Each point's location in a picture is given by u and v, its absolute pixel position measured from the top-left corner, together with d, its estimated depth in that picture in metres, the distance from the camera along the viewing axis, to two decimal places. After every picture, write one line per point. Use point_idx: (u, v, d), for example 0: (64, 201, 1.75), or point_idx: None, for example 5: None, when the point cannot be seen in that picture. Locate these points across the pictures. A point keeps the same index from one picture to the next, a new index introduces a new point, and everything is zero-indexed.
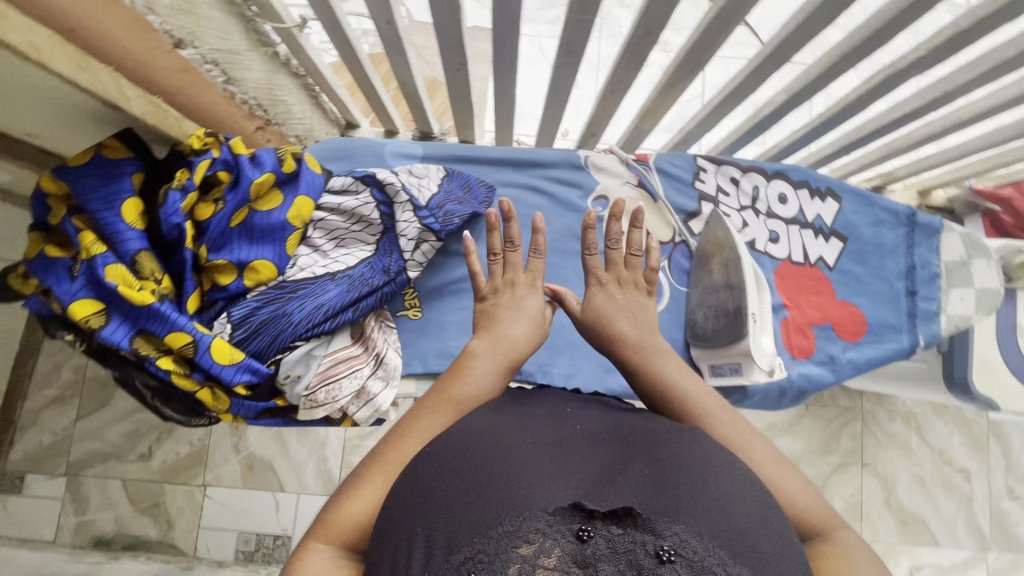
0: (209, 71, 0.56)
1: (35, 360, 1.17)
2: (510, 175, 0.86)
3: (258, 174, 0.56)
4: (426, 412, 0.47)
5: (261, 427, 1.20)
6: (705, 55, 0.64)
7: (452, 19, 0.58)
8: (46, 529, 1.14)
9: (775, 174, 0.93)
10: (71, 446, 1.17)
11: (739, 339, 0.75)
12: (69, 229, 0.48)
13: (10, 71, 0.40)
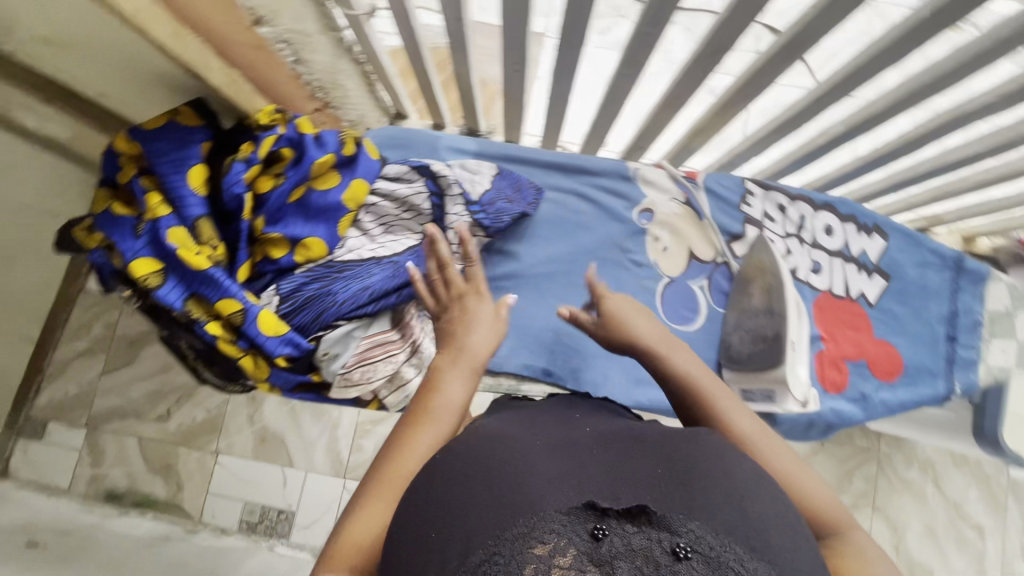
0: (280, 49, 0.57)
1: (69, 312, 1.22)
2: (558, 179, 0.86)
3: (321, 154, 0.59)
4: (415, 426, 0.47)
5: (277, 401, 1.22)
6: (767, 79, 0.65)
7: (521, 22, 0.59)
8: (61, 477, 1.17)
9: (824, 206, 0.90)
10: (94, 398, 1.21)
11: (775, 365, 0.77)
12: (137, 190, 0.50)
13: (115, 34, 0.43)
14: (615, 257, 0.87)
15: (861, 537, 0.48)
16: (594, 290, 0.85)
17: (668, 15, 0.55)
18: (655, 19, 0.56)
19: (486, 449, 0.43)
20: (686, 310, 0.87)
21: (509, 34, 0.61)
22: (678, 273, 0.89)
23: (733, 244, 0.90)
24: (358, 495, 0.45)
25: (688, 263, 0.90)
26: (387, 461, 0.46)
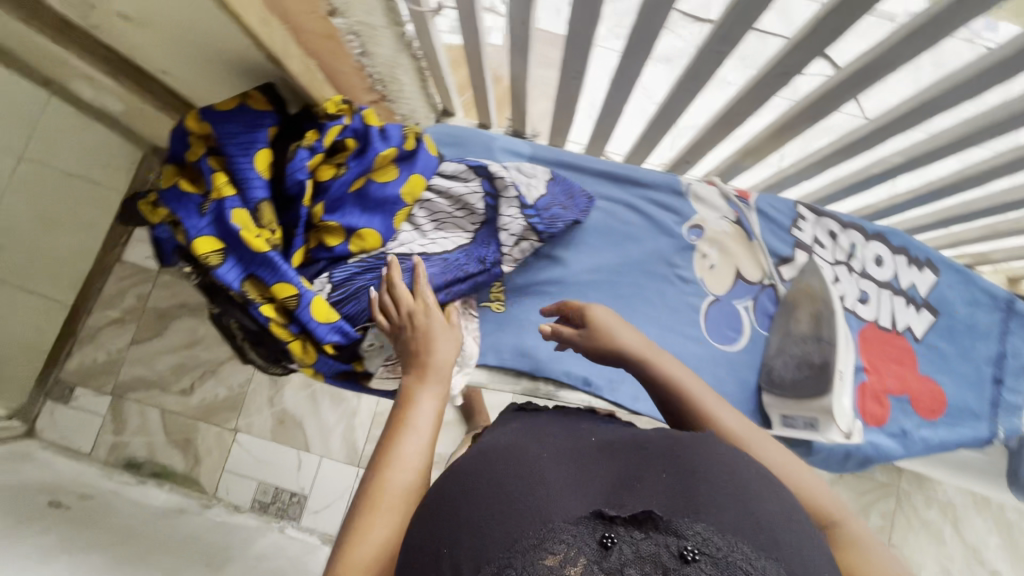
0: (349, 41, 0.57)
1: (103, 280, 1.26)
2: (611, 189, 0.85)
3: (384, 147, 0.60)
4: (395, 439, 0.48)
5: (298, 385, 1.23)
6: (833, 105, 0.64)
7: (588, 34, 0.60)
8: (84, 442, 1.20)
9: (876, 236, 0.88)
10: (121, 367, 1.23)
11: (821, 394, 0.81)
12: (205, 168, 0.53)
13: (214, 21, 0.45)
14: (660, 270, 0.87)
15: (857, 527, 0.50)
16: (636, 301, 0.85)
17: (740, 34, 0.56)
18: (726, 39, 0.57)
19: (483, 462, 0.44)
20: (728, 330, 0.87)
21: (574, 43, 0.62)
22: (724, 292, 0.88)
23: (781, 267, 0.88)
24: (355, 509, 0.44)
25: (734, 282, 0.88)
26: (379, 475, 0.45)
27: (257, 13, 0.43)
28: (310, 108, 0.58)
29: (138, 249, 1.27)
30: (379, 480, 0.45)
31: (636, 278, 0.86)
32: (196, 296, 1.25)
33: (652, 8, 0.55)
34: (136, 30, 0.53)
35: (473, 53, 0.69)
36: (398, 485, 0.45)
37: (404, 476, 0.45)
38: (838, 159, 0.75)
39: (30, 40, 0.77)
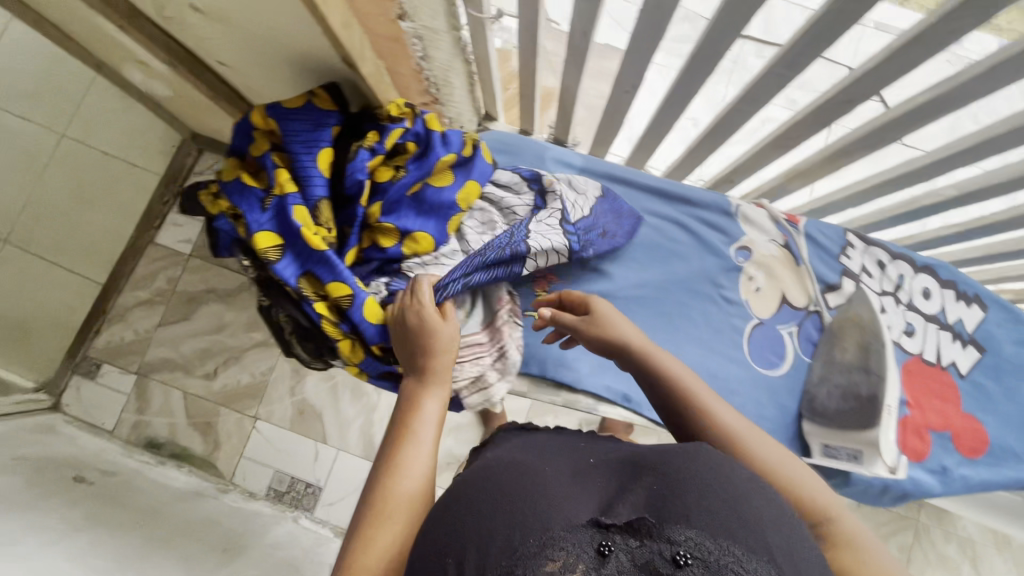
0: (413, 45, 0.58)
1: (136, 261, 1.27)
2: (659, 205, 0.87)
3: (444, 152, 0.63)
4: (400, 444, 0.48)
5: (320, 377, 1.24)
6: (895, 133, 0.65)
7: (648, 54, 0.61)
8: (107, 419, 1.21)
9: (923, 267, 0.89)
10: (147, 348, 1.25)
11: (869, 426, 0.80)
12: (270, 165, 0.57)
13: (304, 21, 0.46)
14: (706, 291, 0.87)
15: (851, 524, 0.50)
16: (680, 320, 0.85)
17: (809, 60, 0.57)
18: (795, 58, 0.59)
19: (483, 480, 0.45)
20: (771, 355, 0.86)
21: (633, 59, 0.63)
22: (769, 316, 0.87)
23: (828, 295, 0.88)
24: (359, 521, 0.44)
25: (779, 307, 0.88)
26: (383, 484, 0.45)
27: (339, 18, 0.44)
28: (372, 111, 0.62)
29: (171, 232, 1.29)
30: (384, 490, 0.45)
31: (681, 296, 0.86)
32: (225, 282, 1.27)
33: (726, 28, 0.57)
34: (213, 25, 0.54)
35: (530, 62, 0.70)
36: (403, 493, 0.45)
37: (410, 485, 0.46)
38: (889, 186, 0.74)
39: (88, 23, 0.78)
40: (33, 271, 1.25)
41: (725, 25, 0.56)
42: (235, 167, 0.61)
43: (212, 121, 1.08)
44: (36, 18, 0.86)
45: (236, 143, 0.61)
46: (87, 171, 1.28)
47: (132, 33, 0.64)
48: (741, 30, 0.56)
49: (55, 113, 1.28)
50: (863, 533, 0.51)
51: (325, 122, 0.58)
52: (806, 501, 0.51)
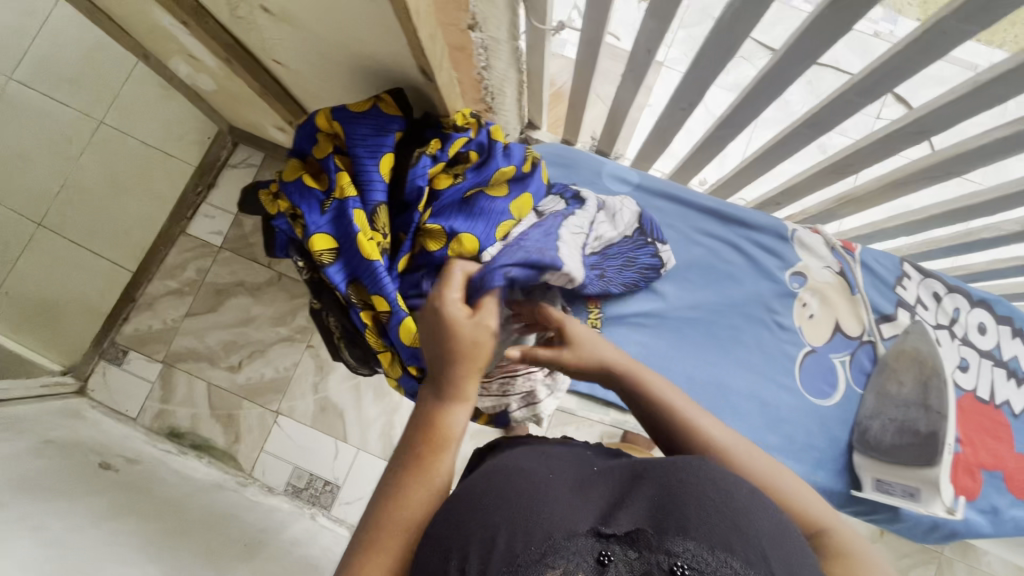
0: (478, 54, 0.58)
1: (168, 250, 1.28)
2: (714, 226, 0.87)
3: (504, 163, 0.64)
4: (408, 464, 0.45)
5: (343, 375, 1.25)
6: (961, 167, 0.63)
7: (713, 73, 0.61)
8: (131, 406, 1.22)
9: (980, 302, 0.88)
10: (174, 337, 1.26)
11: (931, 465, 0.81)
12: (331, 168, 0.59)
13: (388, 32, 0.47)
14: (760, 316, 0.87)
15: (850, 535, 0.48)
16: (732, 345, 0.85)
17: (883, 90, 0.56)
18: (868, 91, 0.56)
19: (485, 482, 0.43)
20: (823, 384, 0.86)
21: (695, 79, 0.63)
22: (822, 344, 0.87)
23: (881, 325, 0.87)
24: (360, 538, 0.43)
25: (833, 335, 0.87)
26: (388, 504, 0.44)
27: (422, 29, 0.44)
28: (438, 120, 0.63)
29: (202, 223, 1.29)
30: (387, 511, 0.43)
31: (734, 320, 0.87)
32: (253, 276, 1.27)
33: (795, 59, 0.56)
34: (288, 27, 0.55)
35: (588, 74, 0.70)
36: (406, 518, 0.43)
37: (413, 509, 0.43)
38: (948, 219, 0.72)
39: (144, 14, 0.79)
40: (66, 256, 1.26)
41: (794, 56, 0.55)
42: (298, 168, 0.62)
43: (253, 116, 1.09)
44: (91, 7, 0.87)
45: (299, 146, 0.63)
46: (123, 158, 1.29)
47: (195, 29, 0.64)
48: (812, 62, 0.55)
49: (95, 100, 1.29)
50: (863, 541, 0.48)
51: (387, 125, 0.58)
52: (802, 510, 0.49)
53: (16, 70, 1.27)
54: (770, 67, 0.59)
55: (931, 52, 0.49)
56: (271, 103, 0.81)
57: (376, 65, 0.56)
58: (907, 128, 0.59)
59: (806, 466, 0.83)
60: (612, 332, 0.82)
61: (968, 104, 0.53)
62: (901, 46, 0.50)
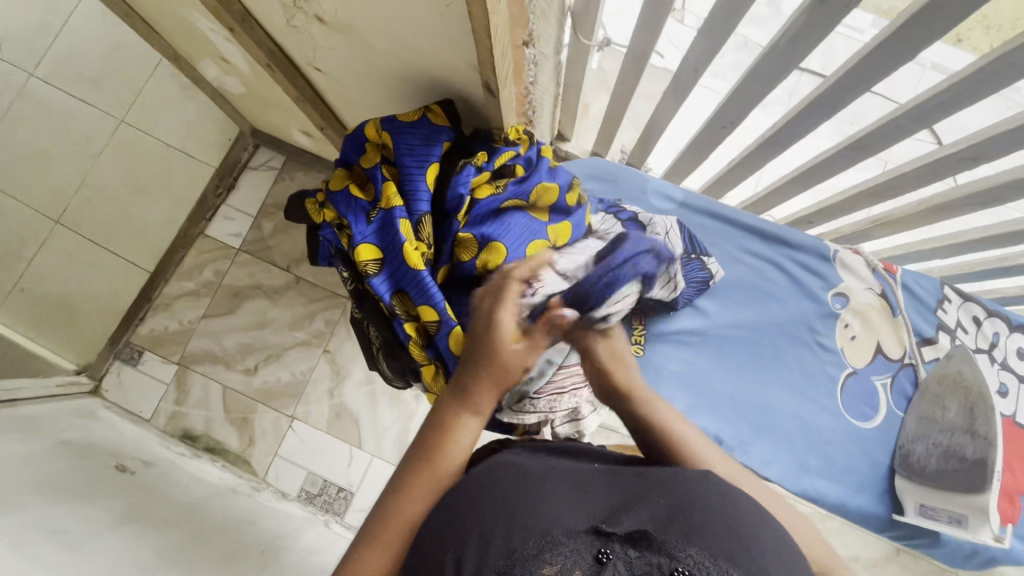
0: (529, 69, 0.62)
1: (185, 252, 1.27)
2: (755, 244, 0.89)
3: (548, 179, 0.63)
4: (418, 470, 0.44)
5: (360, 381, 1.24)
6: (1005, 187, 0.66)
7: (768, 89, 0.67)
8: (145, 407, 1.21)
9: (1018, 328, 0.88)
10: (190, 339, 1.25)
11: (978, 491, 0.78)
12: (379, 178, 0.60)
13: (461, 52, 0.48)
14: (802, 335, 0.88)
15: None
16: (775, 364, 0.87)
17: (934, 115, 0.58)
18: (921, 117, 0.60)
19: (485, 473, 0.43)
20: (865, 407, 0.87)
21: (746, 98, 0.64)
22: (864, 367, 0.88)
23: (923, 347, 0.88)
24: (362, 532, 0.43)
25: (874, 356, 0.88)
26: (393, 501, 0.43)
27: (501, 47, 0.45)
28: (487, 132, 0.63)
29: (221, 225, 1.29)
30: (390, 508, 0.43)
31: (776, 339, 0.88)
32: (272, 279, 1.27)
33: (853, 83, 0.60)
34: (347, 39, 0.55)
35: (633, 73, 0.77)
36: (407, 517, 0.43)
37: (414, 508, 0.43)
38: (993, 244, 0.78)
39: (180, 17, 0.79)
40: (84, 255, 1.25)
41: (853, 79, 0.59)
42: (344, 177, 0.63)
43: (278, 118, 1.09)
44: (125, 9, 0.87)
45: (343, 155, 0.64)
46: (144, 158, 1.29)
47: (241, 35, 0.65)
48: (868, 88, 0.60)
49: (116, 99, 1.29)
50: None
51: (439, 135, 0.58)
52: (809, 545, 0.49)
53: (37, 67, 1.27)
54: (824, 91, 0.63)
55: (990, 83, 0.53)
56: (305, 109, 0.81)
57: (433, 80, 0.57)
58: (958, 155, 0.65)
59: (847, 489, 0.84)
60: (655, 350, 0.84)
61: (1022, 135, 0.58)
62: (957, 79, 0.54)
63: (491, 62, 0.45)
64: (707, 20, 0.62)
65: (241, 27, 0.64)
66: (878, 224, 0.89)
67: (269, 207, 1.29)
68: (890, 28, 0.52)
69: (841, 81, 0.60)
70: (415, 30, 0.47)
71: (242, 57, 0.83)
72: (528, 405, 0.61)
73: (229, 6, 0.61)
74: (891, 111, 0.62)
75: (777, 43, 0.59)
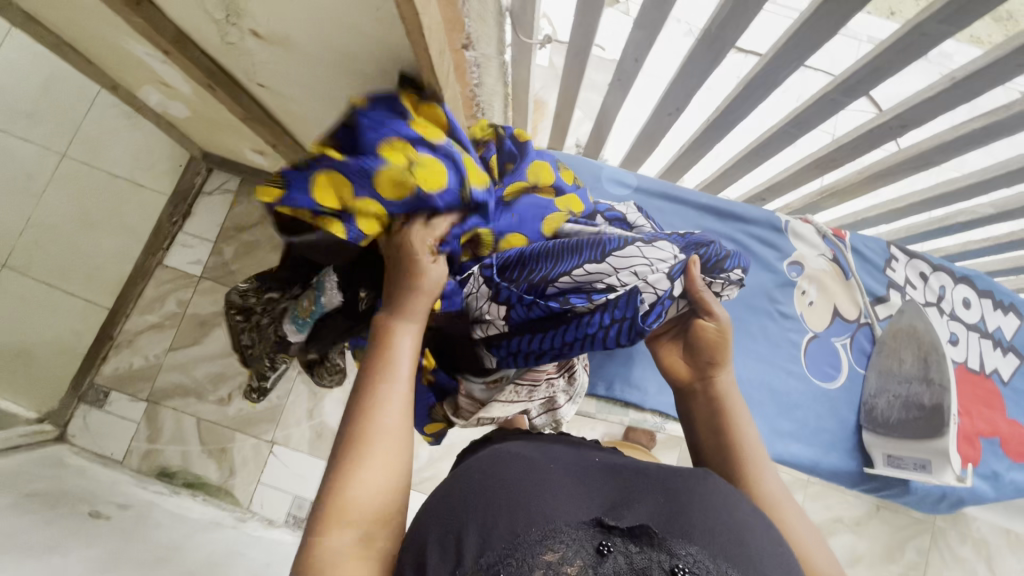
0: (471, 71, 0.65)
1: (144, 285, 1.24)
2: (714, 223, 0.90)
3: (534, 159, 0.58)
4: (379, 383, 0.41)
5: (340, 399, 1.23)
6: (936, 148, 0.71)
7: (707, 75, 0.71)
8: (117, 449, 1.18)
9: (962, 279, 0.96)
10: (158, 373, 1.22)
11: (936, 436, 0.80)
12: (455, 155, 0.47)
13: (400, 56, 0.48)
14: (764, 306, 0.90)
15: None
16: (740, 336, 0.88)
17: (866, 86, 0.63)
18: (851, 89, 0.64)
19: (487, 464, 0.42)
20: (827, 367, 0.91)
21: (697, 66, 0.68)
22: (823, 330, 0.91)
23: (877, 306, 0.93)
24: (339, 452, 0.39)
25: (832, 319, 0.92)
26: (359, 418, 0.40)
27: (439, 47, 0.46)
28: None
29: (180, 254, 1.26)
30: (360, 422, 0.40)
31: (740, 312, 0.89)
32: None
33: (786, 61, 0.63)
34: (287, 53, 0.55)
35: (578, 68, 0.80)
36: (383, 427, 0.40)
37: (389, 420, 0.40)
38: (931, 204, 0.85)
39: (113, 43, 0.76)
40: (33, 297, 1.18)
41: (785, 57, 0.63)
42: (393, 148, 0.44)
43: (230, 140, 1.07)
44: (55, 40, 0.84)
45: (372, 123, 0.45)
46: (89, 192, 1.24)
47: (176, 57, 0.63)
48: (800, 64, 0.64)
49: (54, 131, 1.22)
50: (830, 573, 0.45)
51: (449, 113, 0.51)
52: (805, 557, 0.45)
53: None
54: (760, 69, 0.66)
55: (906, 56, 0.57)
56: (254, 127, 0.80)
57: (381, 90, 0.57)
58: (889, 122, 0.69)
59: (819, 449, 0.88)
60: None
61: (945, 99, 0.62)
62: (872, 57, 0.59)
63: (430, 65, 0.45)
64: (641, 14, 0.64)
65: (176, 49, 0.62)
66: (827, 194, 0.94)
67: (228, 230, 1.27)
68: (812, 6, 0.56)
69: (774, 59, 0.64)
70: (355, 39, 0.47)
71: (182, 79, 0.81)
72: (511, 394, 0.60)
73: (161, 27, 0.59)
74: (824, 87, 0.66)
75: (708, 30, 0.63)
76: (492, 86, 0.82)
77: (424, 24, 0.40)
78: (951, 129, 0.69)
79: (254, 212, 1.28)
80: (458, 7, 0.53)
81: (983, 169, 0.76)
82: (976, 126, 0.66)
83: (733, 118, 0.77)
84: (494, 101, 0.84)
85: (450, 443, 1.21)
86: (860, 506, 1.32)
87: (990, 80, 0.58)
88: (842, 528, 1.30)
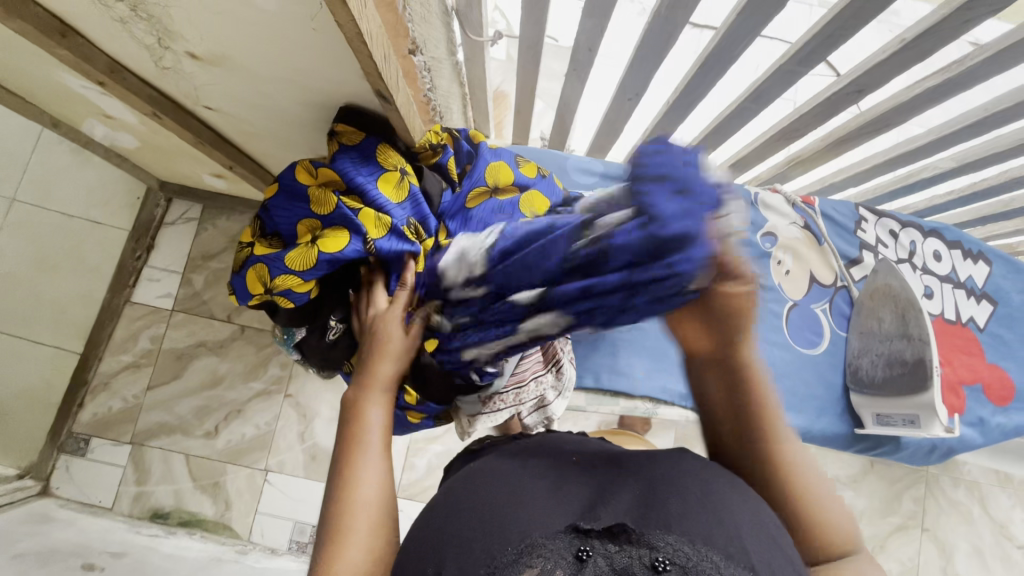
0: (422, 76, 0.65)
1: (114, 324, 1.20)
2: None
3: (494, 159, 0.60)
4: (356, 455, 0.43)
5: (330, 419, 1.21)
6: (893, 108, 0.72)
7: (663, 56, 0.70)
8: (105, 496, 1.14)
9: (931, 232, 0.98)
10: (140, 414, 1.18)
11: (921, 391, 0.80)
12: (350, 213, 0.52)
13: (343, 66, 0.46)
14: None
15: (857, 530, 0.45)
16: None
17: (821, 54, 0.63)
18: (805, 59, 0.64)
19: (462, 484, 0.42)
20: (811, 334, 0.92)
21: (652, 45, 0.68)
22: (802, 297, 0.93)
23: (851, 269, 0.95)
24: (325, 531, 0.40)
25: (810, 286, 0.94)
26: (338, 493, 0.41)
27: (385, 52, 0.44)
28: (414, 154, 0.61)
29: (148, 289, 1.22)
30: (340, 495, 0.41)
31: None
32: (214, 333, 1.22)
33: (740, 36, 0.64)
34: (229, 74, 0.53)
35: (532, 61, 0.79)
36: (362, 499, 0.41)
37: (367, 488, 0.41)
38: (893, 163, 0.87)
39: (47, 79, 0.73)
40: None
41: (739, 32, 0.63)
42: (307, 226, 0.55)
43: (185, 166, 1.04)
44: None
45: (281, 213, 0.56)
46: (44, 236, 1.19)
47: (112, 87, 0.60)
48: (756, 36, 0.64)
49: None
50: (848, 527, 0.44)
51: (367, 152, 0.55)
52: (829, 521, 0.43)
53: None
54: (715, 46, 0.67)
55: (857, 20, 0.57)
56: (207, 152, 0.77)
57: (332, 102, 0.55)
58: (847, 88, 0.70)
59: (810, 415, 0.90)
60: None
61: (897, 61, 0.63)
62: (822, 26, 0.59)
63: (375, 71, 0.43)
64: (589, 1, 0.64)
65: (112, 79, 0.59)
66: (794, 164, 0.95)
67: (195, 260, 1.24)
68: None
69: (728, 35, 0.64)
70: (297, 54, 0.46)
71: (125, 110, 0.78)
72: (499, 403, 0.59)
73: (94, 60, 0.56)
74: (780, 58, 0.66)
75: (660, 10, 0.63)
76: (447, 88, 0.81)
77: (366, 32, 0.39)
78: (907, 89, 0.70)
79: (221, 238, 1.24)
80: (400, 13, 0.52)
81: (940, 124, 0.78)
82: (931, 85, 0.67)
83: (694, 98, 0.78)
84: (450, 102, 0.83)
85: (447, 450, 1.20)
86: (856, 464, 1.35)
87: (939, 38, 0.59)
88: (841, 487, 1.33)
